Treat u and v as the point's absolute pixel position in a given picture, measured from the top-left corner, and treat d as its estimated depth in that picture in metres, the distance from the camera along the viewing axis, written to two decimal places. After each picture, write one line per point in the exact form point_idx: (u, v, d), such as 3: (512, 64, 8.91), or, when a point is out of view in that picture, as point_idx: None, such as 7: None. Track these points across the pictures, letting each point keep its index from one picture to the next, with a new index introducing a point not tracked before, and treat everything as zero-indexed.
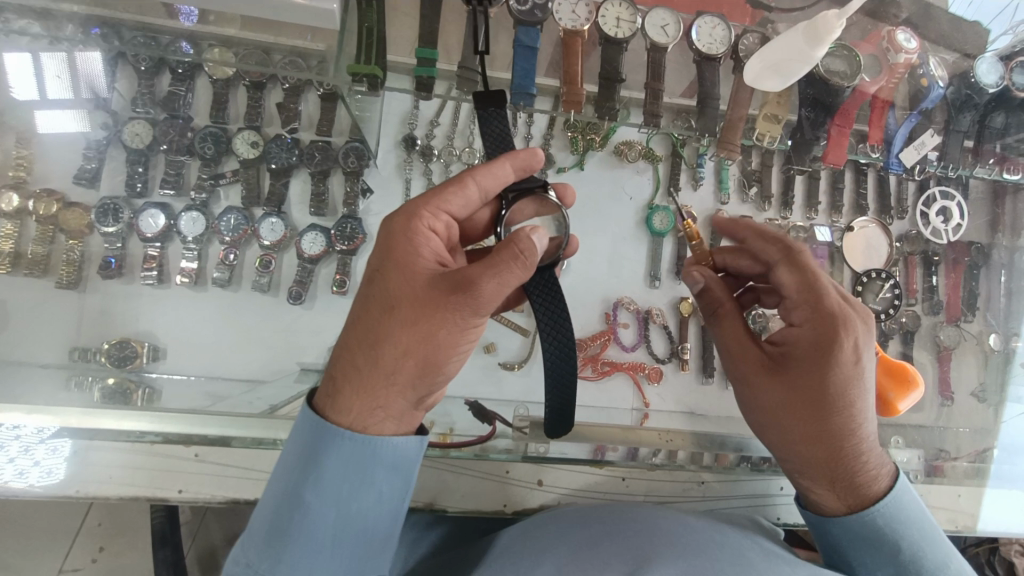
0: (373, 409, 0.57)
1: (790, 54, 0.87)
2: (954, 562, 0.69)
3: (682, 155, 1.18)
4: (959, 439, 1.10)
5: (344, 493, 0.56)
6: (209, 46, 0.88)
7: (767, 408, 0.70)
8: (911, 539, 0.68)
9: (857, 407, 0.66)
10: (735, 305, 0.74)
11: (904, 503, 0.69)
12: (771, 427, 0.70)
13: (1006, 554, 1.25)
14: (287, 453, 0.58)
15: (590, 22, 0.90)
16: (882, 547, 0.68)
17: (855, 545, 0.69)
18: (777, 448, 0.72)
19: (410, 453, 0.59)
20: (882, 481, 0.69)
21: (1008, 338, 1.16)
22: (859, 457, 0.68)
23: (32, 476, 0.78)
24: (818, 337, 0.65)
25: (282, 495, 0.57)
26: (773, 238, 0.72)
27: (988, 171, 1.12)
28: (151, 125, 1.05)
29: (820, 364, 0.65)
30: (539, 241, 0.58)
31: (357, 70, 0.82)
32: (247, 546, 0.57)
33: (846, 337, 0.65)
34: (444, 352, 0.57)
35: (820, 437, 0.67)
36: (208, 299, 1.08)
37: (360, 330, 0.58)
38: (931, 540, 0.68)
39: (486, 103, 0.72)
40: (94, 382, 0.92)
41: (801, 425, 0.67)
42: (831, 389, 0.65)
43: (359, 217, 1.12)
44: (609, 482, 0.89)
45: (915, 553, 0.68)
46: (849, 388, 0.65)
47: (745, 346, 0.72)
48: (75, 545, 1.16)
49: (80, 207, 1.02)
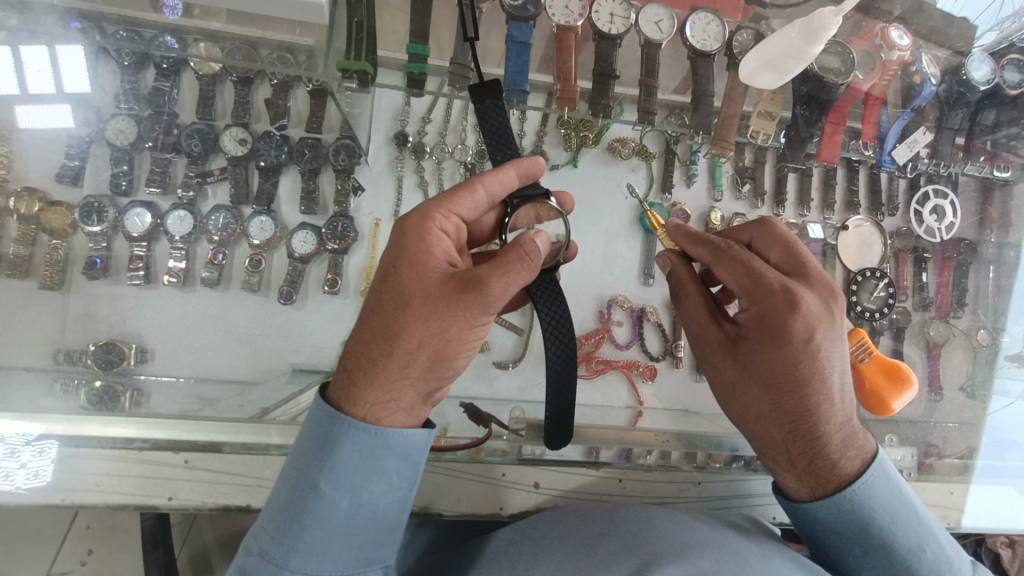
0: (388, 402, 0.56)
1: (786, 50, 0.84)
2: (929, 547, 0.68)
3: (676, 152, 1.18)
4: (949, 434, 1.11)
5: (358, 481, 0.55)
6: (194, 40, 0.84)
7: (727, 387, 0.70)
8: (883, 525, 0.66)
9: (812, 386, 0.64)
10: (698, 287, 0.75)
11: (875, 487, 0.66)
12: (732, 405, 0.70)
13: (993, 546, 1.27)
14: (300, 441, 0.56)
15: (583, 18, 0.89)
16: (851, 530, 0.66)
17: (826, 532, 0.67)
18: (742, 427, 0.71)
19: (421, 444, 0.58)
20: (853, 466, 0.66)
21: (996, 334, 1.18)
22: (823, 439, 0.65)
23: (19, 479, 0.76)
24: (765, 316, 0.65)
25: (295, 484, 0.56)
26: (702, 239, 0.72)
27: (979, 167, 1.14)
28: (135, 122, 1.02)
29: (767, 343, 0.65)
30: (541, 245, 0.60)
31: (346, 66, 0.79)
32: (259, 536, 0.56)
33: (793, 316, 0.64)
34: (456, 347, 0.57)
35: (775, 416, 0.66)
36: (196, 299, 1.06)
37: (374, 325, 0.57)
38: (905, 525, 0.67)
39: (482, 95, 0.70)
40: (80, 386, 0.90)
41: (756, 404, 0.67)
42: (781, 367, 0.64)
43: (351, 216, 1.10)
44: (605, 483, 0.88)
45: (887, 539, 0.67)
46: (797, 369, 0.64)
47: (705, 327, 0.72)
48: (62, 549, 1.14)
49: (63, 206, 1.00)
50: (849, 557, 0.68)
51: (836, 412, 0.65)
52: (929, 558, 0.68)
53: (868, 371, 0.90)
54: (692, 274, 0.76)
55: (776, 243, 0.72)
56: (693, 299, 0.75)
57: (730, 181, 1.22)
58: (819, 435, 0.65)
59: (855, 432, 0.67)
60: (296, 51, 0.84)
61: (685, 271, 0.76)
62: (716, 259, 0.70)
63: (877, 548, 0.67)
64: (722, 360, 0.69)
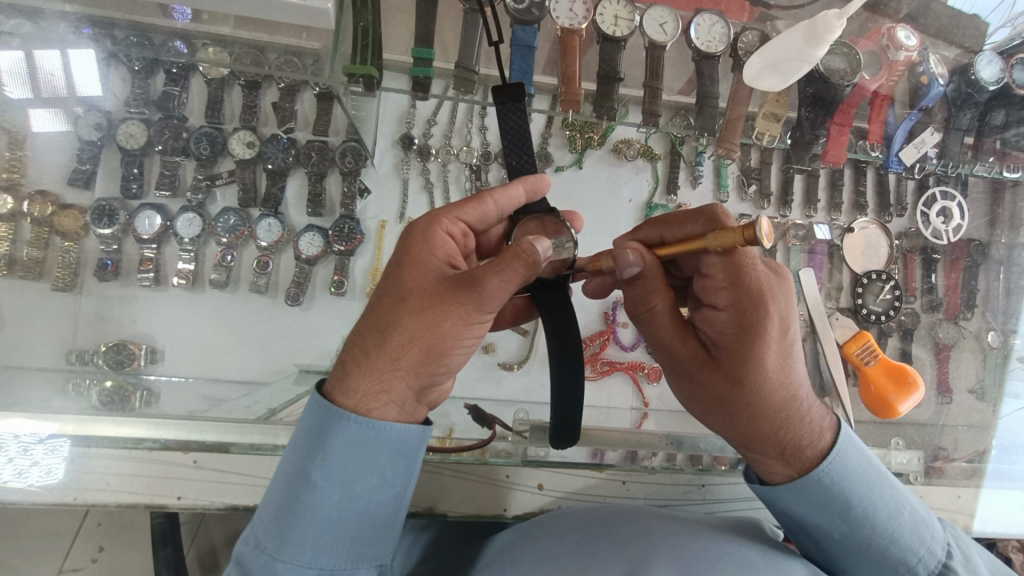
0: (378, 393, 0.55)
1: (790, 53, 0.85)
2: (906, 508, 0.64)
3: (682, 153, 1.17)
4: (960, 438, 1.09)
5: (349, 473, 0.55)
6: (203, 45, 0.88)
7: (696, 386, 0.65)
8: (861, 501, 0.63)
9: (773, 398, 0.61)
10: (662, 297, 0.63)
11: (847, 457, 0.63)
12: (696, 402, 0.66)
13: (1005, 549, 1.24)
14: (295, 434, 0.56)
15: (587, 20, 0.88)
16: (832, 506, 0.63)
17: (806, 516, 0.64)
18: (711, 426, 0.66)
19: (414, 440, 0.57)
20: (822, 451, 0.63)
21: (1006, 335, 1.16)
22: (788, 427, 0.62)
23: (31, 477, 0.78)
24: (744, 319, 0.60)
25: (289, 476, 0.55)
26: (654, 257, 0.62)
27: (989, 168, 1.12)
28: (145, 125, 1.04)
29: (747, 348, 0.60)
30: (543, 247, 0.57)
31: (352, 70, 0.81)
32: (256, 527, 0.56)
33: (754, 336, 0.59)
34: (449, 344, 0.56)
35: (752, 427, 0.62)
36: (205, 301, 1.07)
37: (370, 320, 0.57)
38: (880, 491, 0.64)
39: (503, 98, 0.70)
40: (92, 385, 0.92)
41: (715, 403, 0.63)
42: (751, 373, 0.60)
43: (357, 217, 1.11)
44: (609, 485, 0.89)
45: (867, 510, 0.63)
46: (770, 385, 0.60)
47: (673, 340, 0.64)
48: (74, 545, 1.15)
49: (75, 209, 1.02)
50: (834, 535, 0.64)
51: (793, 418, 0.62)
52: (908, 519, 0.64)
53: (874, 374, 1.00)
54: (662, 286, 0.62)
55: (756, 253, 0.62)
56: (721, 235, 0.55)
57: (735, 182, 1.21)
58: (785, 427, 0.62)
59: (820, 403, 0.65)
60: (303, 54, 0.85)
61: (655, 259, 0.62)
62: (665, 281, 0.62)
63: (857, 521, 0.63)
64: (684, 367, 0.65)
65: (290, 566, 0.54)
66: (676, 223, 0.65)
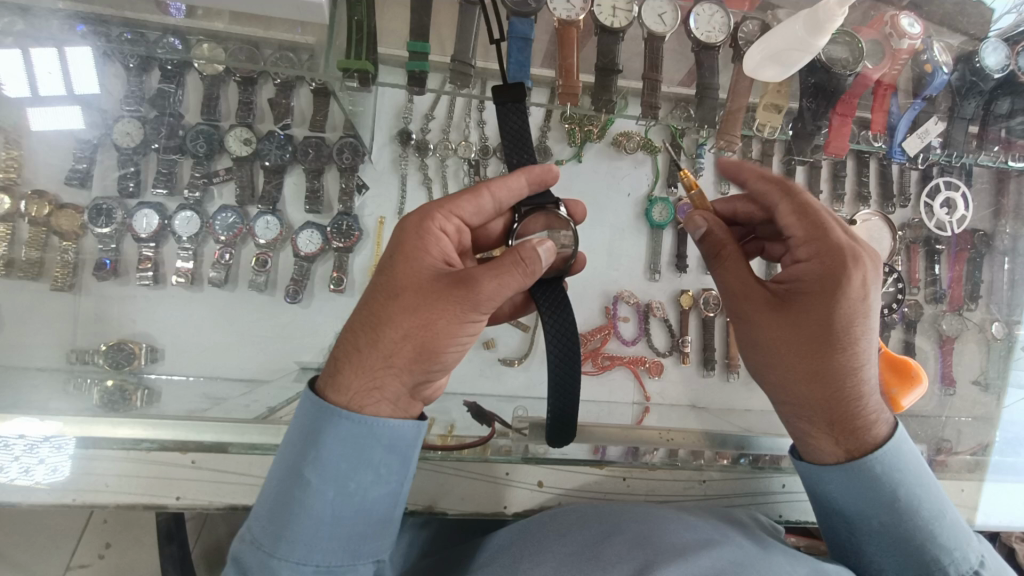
0: (371, 390, 0.55)
1: (791, 42, 0.83)
2: (949, 512, 0.65)
3: (682, 146, 1.12)
4: (962, 430, 1.09)
5: (343, 470, 0.54)
6: (198, 41, 0.86)
7: (776, 351, 0.64)
8: (910, 487, 0.64)
9: (856, 349, 0.62)
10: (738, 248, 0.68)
11: (900, 453, 0.64)
12: (762, 352, 0.65)
13: (1008, 540, 1.24)
14: (288, 432, 0.56)
15: (585, 11, 0.86)
16: (874, 495, 0.64)
17: (843, 501, 0.65)
18: (778, 393, 0.66)
19: (409, 435, 0.57)
20: (885, 428, 0.65)
21: (1010, 326, 1.15)
22: (861, 398, 0.64)
23: (38, 474, 0.78)
24: (830, 276, 0.62)
25: (283, 474, 0.55)
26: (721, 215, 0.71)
27: (992, 157, 1.10)
28: (141, 124, 1.04)
29: (832, 301, 0.62)
30: (543, 253, 0.57)
31: (346, 65, 0.79)
32: (252, 526, 0.56)
33: (848, 275, 0.62)
34: (443, 342, 0.55)
35: (825, 386, 0.63)
36: (204, 299, 1.07)
37: (362, 316, 0.57)
38: (925, 489, 0.64)
39: (503, 98, 0.69)
40: (92, 384, 0.92)
41: (787, 354, 0.64)
42: (836, 330, 0.62)
43: (354, 214, 1.10)
44: (609, 482, 0.87)
45: (910, 503, 0.63)
46: (852, 345, 0.62)
47: (748, 283, 0.66)
48: (81, 543, 1.16)
49: (72, 208, 1.01)
50: (869, 524, 0.65)
51: (866, 383, 0.64)
52: (951, 523, 0.64)
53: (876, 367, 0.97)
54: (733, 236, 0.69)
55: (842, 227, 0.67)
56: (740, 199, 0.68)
57: None
58: (860, 394, 0.63)
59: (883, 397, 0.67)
60: (298, 50, 0.86)
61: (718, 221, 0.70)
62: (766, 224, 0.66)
63: (900, 512, 0.63)
64: (756, 319, 0.65)
65: (285, 564, 0.54)
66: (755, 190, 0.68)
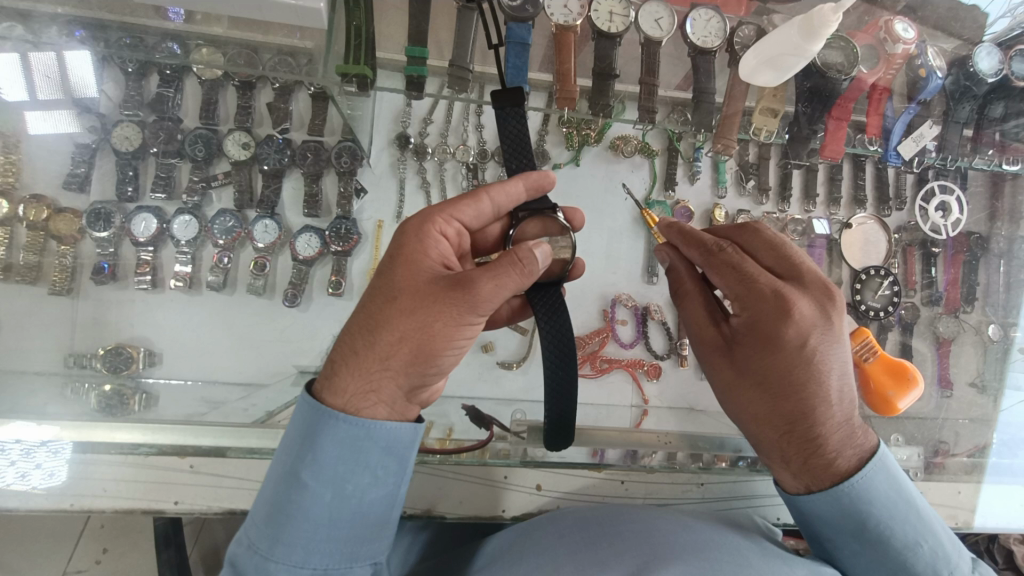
0: (367, 392, 0.55)
1: (786, 48, 0.84)
2: (927, 542, 0.66)
3: (679, 150, 1.17)
4: (960, 431, 1.09)
5: (341, 473, 0.55)
6: (196, 46, 0.86)
7: (726, 392, 0.68)
8: (883, 519, 0.65)
9: (806, 389, 0.62)
10: (697, 287, 0.72)
11: (871, 484, 0.64)
12: (720, 390, 0.69)
13: (1007, 542, 1.24)
14: (285, 434, 0.56)
15: (582, 17, 0.88)
16: (845, 525, 0.65)
17: (819, 527, 0.67)
18: (739, 424, 0.70)
19: (406, 438, 0.57)
20: (852, 462, 0.64)
21: (1007, 329, 1.16)
22: (819, 438, 0.63)
23: (34, 479, 0.78)
24: (763, 323, 0.63)
25: (279, 478, 0.55)
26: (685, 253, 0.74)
27: (987, 161, 1.11)
28: (139, 127, 1.04)
29: (765, 349, 0.63)
30: (540, 255, 0.58)
31: (345, 70, 0.80)
32: (248, 528, 0.56)
33: (782, 321, 0.61)
34: (439, 346, 0.55)
35: (778, 425, 0.64)
36: (202, 303, 1.07)
37: (361, 318, 0.57)
38: (903, 519, 0.65)
39: (503, 102, 0.70)
40: (90, 389, 0.92)
41: (737, 395, 0.67)
42: (776, 375, 0.63)
43: (353, 218, 1.11)
44: (608, 484, 0.89)
45: (884, 532, 0.65)
46: (800, 387, 0.62)
47: (704, 325, 0.70)
48: (77, 548, 1.16)
49: (70, 212, 1.01)
50: (842, 552, 0.67)
51: (831, 417, 0.63)
52: (926, 553, 0.65)
53: (874, 371, 0.97)
54: (693, 273, 0.73)
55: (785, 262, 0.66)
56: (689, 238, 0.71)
57: (734, 178, 1.21)
58: (818, 433, 0.63)
59: (860, 429, 0.65)
60: (297, 55, 0.83)
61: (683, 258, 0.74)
62: (708, 264, 0.68)
63: (873, 542, 0.65)
64: (710, 359, 0.69)
65: (283, 567, 0.54)
66: (692, 237, 0.70)
